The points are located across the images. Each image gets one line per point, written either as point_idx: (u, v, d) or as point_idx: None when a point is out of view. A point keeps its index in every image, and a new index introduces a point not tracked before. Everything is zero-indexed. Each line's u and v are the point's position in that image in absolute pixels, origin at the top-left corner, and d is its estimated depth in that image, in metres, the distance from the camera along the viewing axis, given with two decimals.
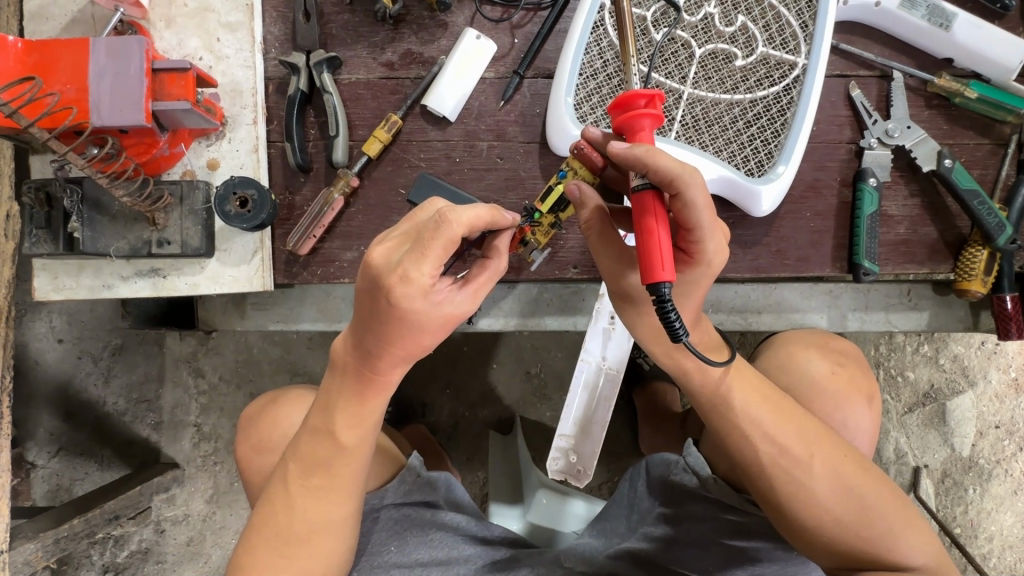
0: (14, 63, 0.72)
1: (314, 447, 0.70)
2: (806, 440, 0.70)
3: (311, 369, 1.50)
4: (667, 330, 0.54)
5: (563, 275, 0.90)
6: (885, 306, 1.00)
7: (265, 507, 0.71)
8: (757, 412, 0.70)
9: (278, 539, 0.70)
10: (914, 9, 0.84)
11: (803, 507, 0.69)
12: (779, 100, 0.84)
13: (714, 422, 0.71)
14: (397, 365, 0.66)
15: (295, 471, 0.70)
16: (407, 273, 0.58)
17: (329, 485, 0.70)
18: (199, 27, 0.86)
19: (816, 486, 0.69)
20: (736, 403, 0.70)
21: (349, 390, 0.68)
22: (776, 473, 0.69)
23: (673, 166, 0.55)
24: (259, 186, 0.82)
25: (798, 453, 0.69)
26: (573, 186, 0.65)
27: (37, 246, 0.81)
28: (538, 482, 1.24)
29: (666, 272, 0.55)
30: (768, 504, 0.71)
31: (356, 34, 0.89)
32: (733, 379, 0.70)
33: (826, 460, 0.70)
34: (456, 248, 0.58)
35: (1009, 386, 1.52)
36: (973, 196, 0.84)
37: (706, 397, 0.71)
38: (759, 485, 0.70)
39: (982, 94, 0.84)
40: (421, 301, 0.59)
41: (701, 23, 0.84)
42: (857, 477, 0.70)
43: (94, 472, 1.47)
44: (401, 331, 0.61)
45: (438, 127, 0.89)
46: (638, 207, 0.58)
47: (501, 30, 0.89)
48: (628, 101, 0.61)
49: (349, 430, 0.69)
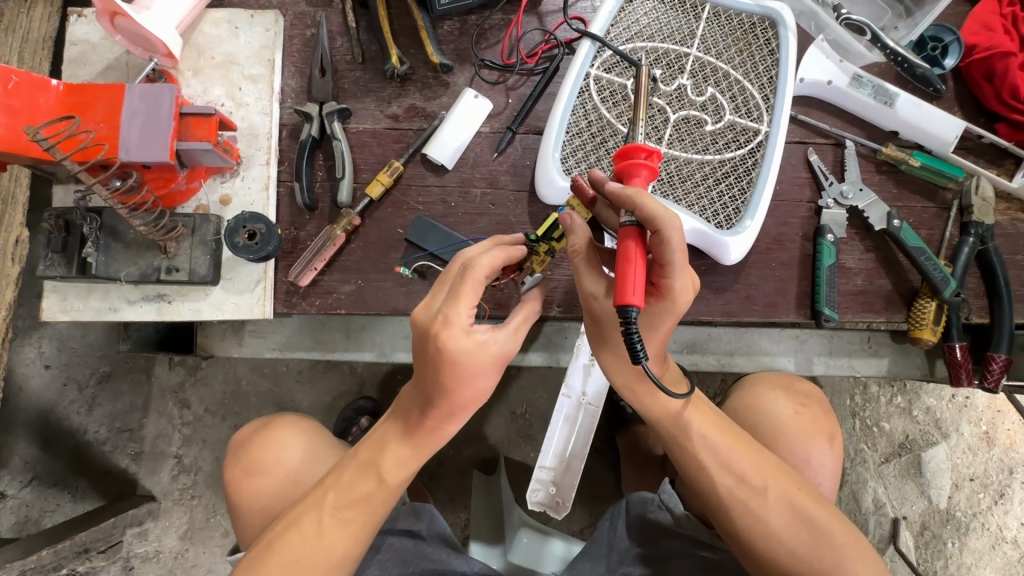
0: (54, 101, 0.79)
1: (358, 481, 0.75)
2: (761, 471, 0.74)
3: (298, 402, 1.52)
4: (630, 351, 0.59)
5: (548, 314, 0.96)
6: (847, 351, 1.06)
7: (288, 524, 0.74)
8: (714, 441, 0.75)
9: (294, 565, 0.72)
10: (862, 88, 0.96)
11: (757, 535, 0.72)
12: (746, 161, 0.94)
13: (676, 450, 0.76)
14: (450, 414, 0.74)
15: (332, 499, 0.75)
16: (449, 317, 0.66)
17: (362, 519, 0.75)
18: (225, 77, 0.95)
19: (770, 515, 0.72)
20: (694, 431, 0.75)
21: (404, 428, 0.76)
22: (732, 502, 0.73)
23: (656, 208, 0.62)
24: (267, 221, 0.88)
25: (753, 483, 0.73)
26: (566, 215, 0.70)
27: (52, 267, 0.86)
28: (520, 520, 1.28)
29: (635, 296, 0.60)
30: (726, 533, 0.75)
31: (366, 89, 0.98)
32: (693, 411, 0.75)
33: (781, 491, 0.73)
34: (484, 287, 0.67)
35: (982, 439, 1.57)
36: (921, 253, 0.92)
37: (666, 425, 0.75)
38: (717, 514, 0.74)
39: (924, 163, 0.95)
40: (465, 340, 0.66)
41: (675, 92, 0.96)
42: (811, 508, 0.73)
43: (66, 503, 1.45)
44: (458, 375, 0.68)
45: (437, 175, 0.97)
46: (621, 238, 0.64)
47: (497, 91, 0.99)
48: (629, 152, 0.69)
49: (395, 467, 0.76)
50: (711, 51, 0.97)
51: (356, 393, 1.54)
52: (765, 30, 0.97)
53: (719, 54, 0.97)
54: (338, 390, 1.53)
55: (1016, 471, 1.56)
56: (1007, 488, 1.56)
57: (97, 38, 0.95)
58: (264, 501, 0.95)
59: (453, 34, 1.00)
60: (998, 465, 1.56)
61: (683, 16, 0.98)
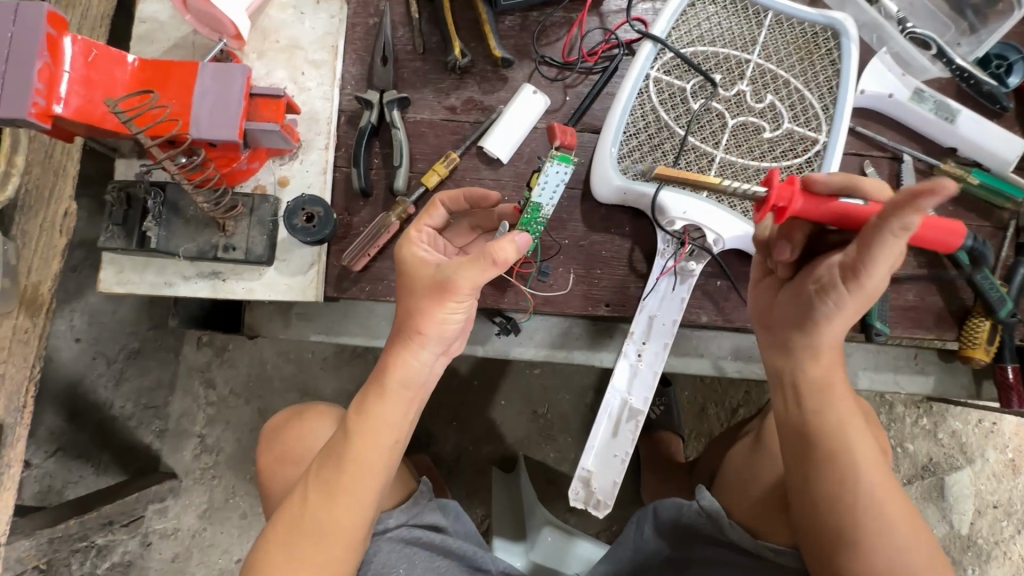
0: (129, 76, 0.80)
1: (333, 442, 0.74)
2: (893, 487, 0.71)
3: (323, 388, 1.53)
4: None
5: (596, 312, 0.96)
6: (893, 367, 1.06)
7: (290, 498, 0.75)
8: (862, 446, 0.72)
9: (290, 532, 0.72)
10: (923, 103, 0.95)
11: (881, 548, 0.68)
12: (802, 171, 0.94)
13: (824, 446, 0.72)
14: (407, 352, 0.72)
15: (316, 464, 0.75)
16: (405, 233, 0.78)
17: (340, 484, 0.72)
18: (288, 61, 0.96)
19: (900, 536, 0.69)
20: (848, 432, 0.72)
21: (374, 386, 0.73)
22: (865, 505, 0.69)
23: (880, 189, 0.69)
24: (325, 205, 0.89)
25: (891, 499, 0.70)
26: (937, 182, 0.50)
27: (112, 239, 0.86)
28: (543, 520, 1.28)
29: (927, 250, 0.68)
30: (845, 537, 0.70)
31: (424, 80, 0.99)
32: (849, 416, 0.73)
33: (911, 517, 0.71)
34: (437, 208, 0.80)
35: (1007, 466, 1.55)
36: (976, 271, 0.91)
37: (828, 419, 0.73)
38: (843, 515, 0.70)
39: (983, 181, 0.94)
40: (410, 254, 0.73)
41: (734, 97, 0.96)
42: (929, 540, 0.71)
43: (89, 476, 1.46)
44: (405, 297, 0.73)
45: (491, 168, 0.98)
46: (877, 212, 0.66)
47: (555, 88, 1.00)
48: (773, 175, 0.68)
49: (364, 425, 0.73)
50: (773, 58, 0.97)
51: None
52: (828, 40, 0.97)
53: (780, 62, 0.97)
54: (362, 379, 1.54)
55: None
56: None
57: (165, 17, 0.96)
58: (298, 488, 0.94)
59: (514, 30, 1.00)
60: (1022, 494, 1.54)
61: (745, 22, 0.98)
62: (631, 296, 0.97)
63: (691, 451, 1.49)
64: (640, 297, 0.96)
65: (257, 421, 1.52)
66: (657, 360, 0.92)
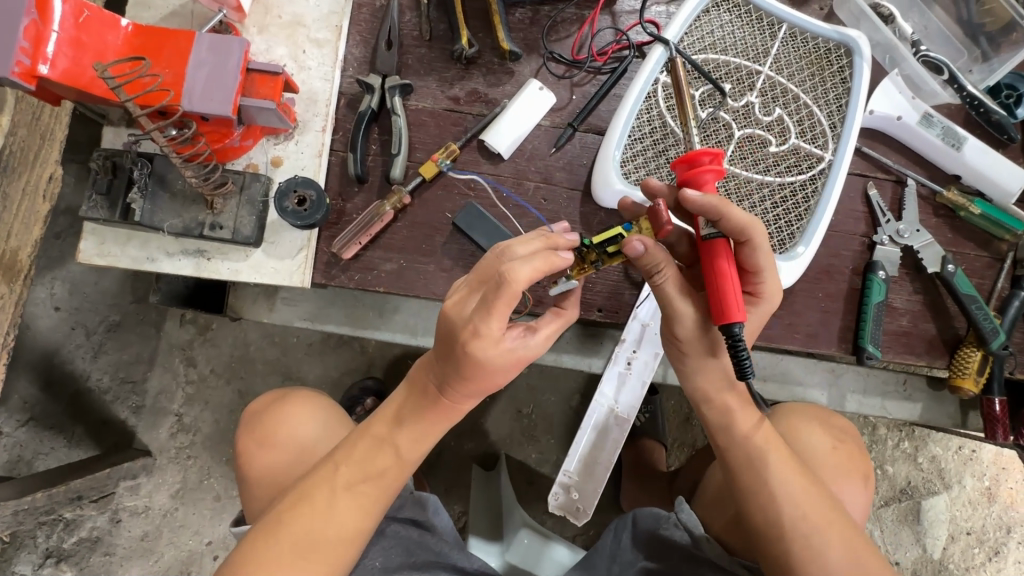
0: (121, 41, 0.77)
1: (375, 456, 0.75)
2: (822, 506, 0.74)
3: (305, 374, 1.51)
4: (737, 367, 0.63)
5: (588, 317, 0.95)
6: (882, 392, 1.06)
7: (301, 500, 0.72)
8: (785, 472, 0.74)
9: (303, 541, 0.70)
10: (931, 127, 0.94)
11: (812, 564, 0.72)
12: (805, 188, 0.93)
13: (745, 480, 0.75)
14: (469, 397, 0.73)
15: (347, 473, 0.74)
16: (478, 328, 0.64)
17: (375, 493, 0.74)
18: (290, 38, 0.93)
19: (832, 554, 0.72)
20: (769, 459, 0.75)
21: (417, 406, 0.75)
22: (790, 528, 0.73)
23: (745, 219, 0.65)
24: (318, 188, 0.87)
25: (812, 522, 0.73)
26: (636, 242, 0.68)
27: (94, 209, 0.84)
28: (521, 521, 1.26)
29: (739, 314, 0.64)
30: (777, 559, 0.74)
31: (429, 67, 0.96)
32: (766, 439, 0.76)
33: (840, 533, 0.73)
34: (515, 301, 0.63)
35: (983, 494, 1.55)
36: (972, 300, 0.91)
37: (742, 449, 0.75)
38: (768, 540, 0.74)
39: (984, 212, 0.93)
40: (483, 348, 0.64)
41: (743, 108, 0.94)
42: (868, 554, 0.73)
43: (60, 448, 1.42)
44: (487, 378, 0.68)
45: (492, 163, 0.95)
46: (711, 251, 0.67)
47: (562, 85, 0.98)
48: (693, 158, 0.67)
49: (412, 445, 0.76)
50: (783, 71, 0.95)
51: (363, 373, 1.52)
52: (840, 57, 0.95)
53: (791, 75, 0.95)
54: (345, 367, 1.52)
55: (1013, 529, 1.55)
56: (1002, 546, 1.55)
57: None
58: (278, 474, 0.92)
59: (524, 23, 0.98)
60: (996, 522, 1.55)
61: (759, 33, 0.96)
62: (625, 303, 0.95)
63: (673, 460, 1.49)
64: (633, 304, 0.94)
65: (237, 403, 1.49)
66: (646, 370, 0.91)
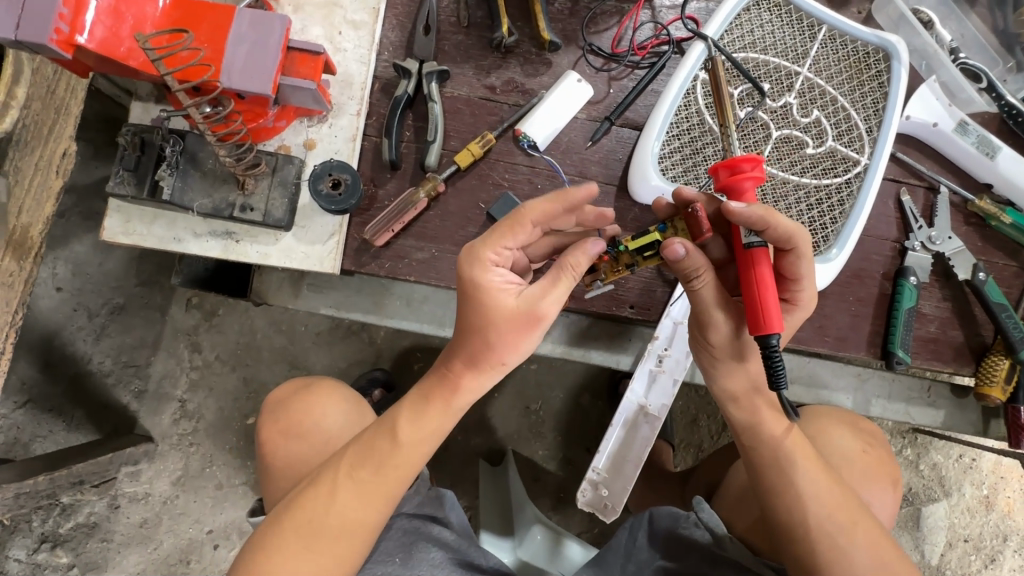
0: (160, 14, 0.74)
1: (374, 441, 0.71)
2: (850, 509, 0.73)
3: (312, 363, 1.48)
4: (770, 377, 0.61)
5: (620, 313, 0.94)
6: (905, 398, 1.08)
7: (309, 488, 0.71)
8: (812, 474, 0.73)
9: (308, 527, 0.69)
10: (966, 135, 0.94)
11: (837, 566, 0.71)
12: (840, 191, 0.93)
13: (771, 480, 0.74)
14: (466, 367, 0.68)
15: (351, 459, 0.71)
16: (479, 254, 0.65)
17: (376, 484, 0.70)
18: (326, 18, 0.91)
19: (857, 554, 0.71)
20: (796, 460, 0.74)
21: (424, 389, 0.71)
22: (817, 531, 0.72)
23: (789, 227, 0.64)
24: (354, 172, 0.86)
25: (839, 522, 0.72)
26: (676, 245, 0.66)
27: (121, 186, 0.81)
28: (534, 518, 1.26)
29: (778, 325, 0.62)
30: (801, 560, 0.73)
31: (465, 55, 0.95)
32: (794, 439, 0.75)
33: (866, 534, 0.72)
34: (519, 228, 0.64)
35: (981, 502, 1.57)
36: (1002, 309, 0.91)
37: (769, 450, 0.74)
38: (794, 542, 0.73)
39: (1015, 221, 0.93)
40: (479, 272, 0.64)
41: (781, 109, 0.94)
42: (893, 555, 0.73)
43: (59, 432, 1.38)
44: (477, 325, 0.65)
45: (526, 154, 0.94)
46: (750, 259, 0.65)
47: (599, 78, 0.96)
48: (735, 164, 0.65)
49: (411, 430, 0.70)
50: (822, 73, 0.95)
51: (372, 364, 1.50)
52: (878, 62, 0.95)
53: (829, 78, 0.95)
54: (355, 358, 1.50)
55: (1009, 537, 1.58)
56: (998, 553, 1.57)
57: None
58: (299, 465, 0.90)
59: (563, 14, 0.97)
60: (993, 530, 1.57)
61: (799, 34, 0.96)
62: (657, 300, 0.94)
63: (682, 460, 1.49)
64: (666, 301, 0.94)
65: (242, 390, 1.47)
66: (678, 368, 0.91)
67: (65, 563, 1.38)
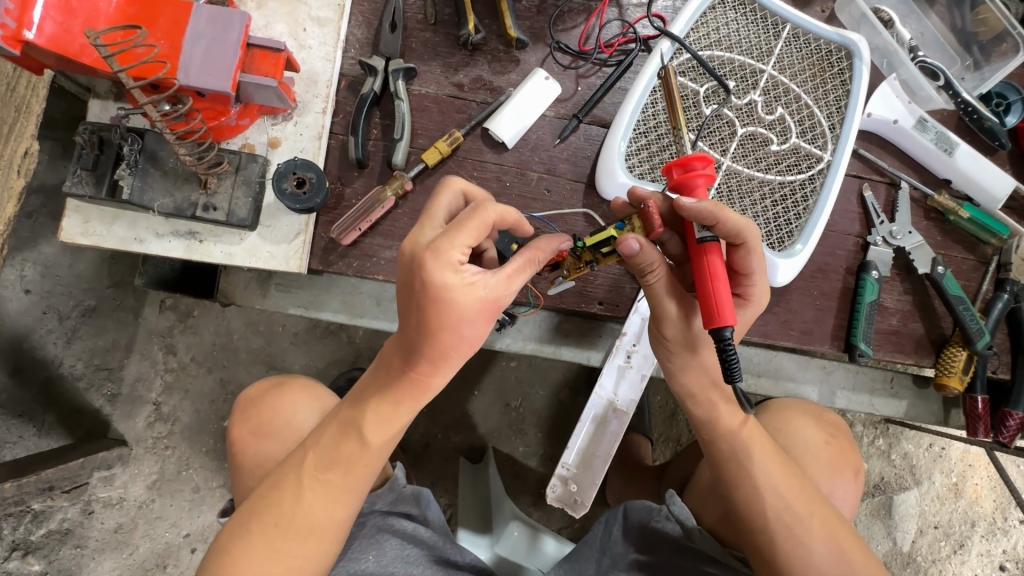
0: (114, 9, 0.73)
1: (338, 442, 0.70)
2: (808, 500, 0.74)
3: (290, 363, 1.47)
4: (725, 370, 0.61)
5: (588, 309, 0.95)
6: (869, 389, 1.10)
7: (271, 490, 0.70)
8: (770, 468, 0.75)
9: (274, 527, 0.69)
10: (926, 132, 0.96)
11: (796, 558, 0.73)
12: (804, 188, 0.94)
13: (731, 474, 0.75)
14: (436, 364, 0.65)
15: (314, 461, 0.70)
16: (441, 247, 0.59)
17: (344, 481, 0.70)
18: (290, 15, 0.90)
19: (815, 546, 0.73)
20: (754, 453, 0.75)
21: (382, 385, 0.69)
22: (775, 523, 0.73)
23: (737, 223, 0.65)
24: (318, 170, 0.85)
25: (796, 514, 0.73)
26: (631, 241, 0.68)
27: (78, 186, 0.79)
28: (512, 514, 1.28)
29: (731, 317, 0.62)
30: (763, 552, 0.74)
31: (433, 52, 0.94)
32: (751, 431, 0.76)
33: (823, 525, 0.74)
34: (487, 228, 0.61)
35: (950, 489, 1.61)
36: (959, 301, 0.94)
37: (728, 444, 0.75)
38: (754, 534, 0.75)
39: (972, 216, 0.96)
40: (450, 275, 0.59)
41: (746, 106, 0.95)
42: (852, 548, 0.74)
43: (28, 437, 1.34)
44: (449, 322, 0.61)
45: (495, 151, 0.94)
46: (700, 253, 0.66)
47: (567, 76, 0.97)
48: (687, 163, 0.66)
49: (375, 428, 0.69)
50: (786, 71, 0.96)
51: (350, 364, 1.49)
52: (840, 59, 0.96)
53: (793, 76, 0.96)
54: (333, 358, 1.48)
55: (976, 523, 1.62)
56: (967, 539, 1.61)
57: None
58: (270, 465, 0.90)
59: (532, 11, 0.97)
60: (961, 516, 1.61)
61: (763, 32, 0.96)
62: (626, 297, 0.95)
63: (659, 454, 1.50)
64: (634, 298, 0.95)
65: (218, 391, 1.44)
66: (646, 364, 0.92)
67: (37, 570, 1.35)
